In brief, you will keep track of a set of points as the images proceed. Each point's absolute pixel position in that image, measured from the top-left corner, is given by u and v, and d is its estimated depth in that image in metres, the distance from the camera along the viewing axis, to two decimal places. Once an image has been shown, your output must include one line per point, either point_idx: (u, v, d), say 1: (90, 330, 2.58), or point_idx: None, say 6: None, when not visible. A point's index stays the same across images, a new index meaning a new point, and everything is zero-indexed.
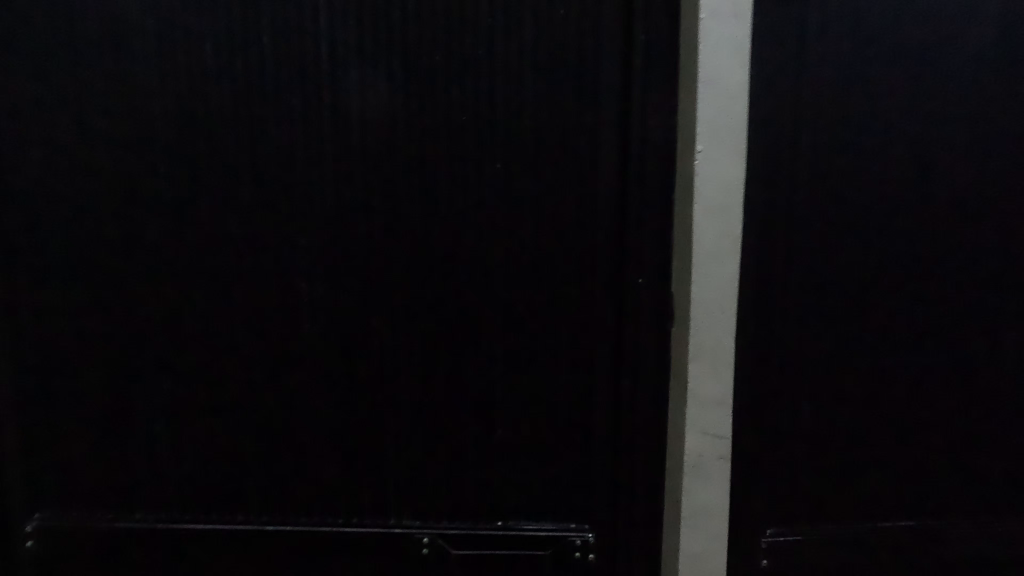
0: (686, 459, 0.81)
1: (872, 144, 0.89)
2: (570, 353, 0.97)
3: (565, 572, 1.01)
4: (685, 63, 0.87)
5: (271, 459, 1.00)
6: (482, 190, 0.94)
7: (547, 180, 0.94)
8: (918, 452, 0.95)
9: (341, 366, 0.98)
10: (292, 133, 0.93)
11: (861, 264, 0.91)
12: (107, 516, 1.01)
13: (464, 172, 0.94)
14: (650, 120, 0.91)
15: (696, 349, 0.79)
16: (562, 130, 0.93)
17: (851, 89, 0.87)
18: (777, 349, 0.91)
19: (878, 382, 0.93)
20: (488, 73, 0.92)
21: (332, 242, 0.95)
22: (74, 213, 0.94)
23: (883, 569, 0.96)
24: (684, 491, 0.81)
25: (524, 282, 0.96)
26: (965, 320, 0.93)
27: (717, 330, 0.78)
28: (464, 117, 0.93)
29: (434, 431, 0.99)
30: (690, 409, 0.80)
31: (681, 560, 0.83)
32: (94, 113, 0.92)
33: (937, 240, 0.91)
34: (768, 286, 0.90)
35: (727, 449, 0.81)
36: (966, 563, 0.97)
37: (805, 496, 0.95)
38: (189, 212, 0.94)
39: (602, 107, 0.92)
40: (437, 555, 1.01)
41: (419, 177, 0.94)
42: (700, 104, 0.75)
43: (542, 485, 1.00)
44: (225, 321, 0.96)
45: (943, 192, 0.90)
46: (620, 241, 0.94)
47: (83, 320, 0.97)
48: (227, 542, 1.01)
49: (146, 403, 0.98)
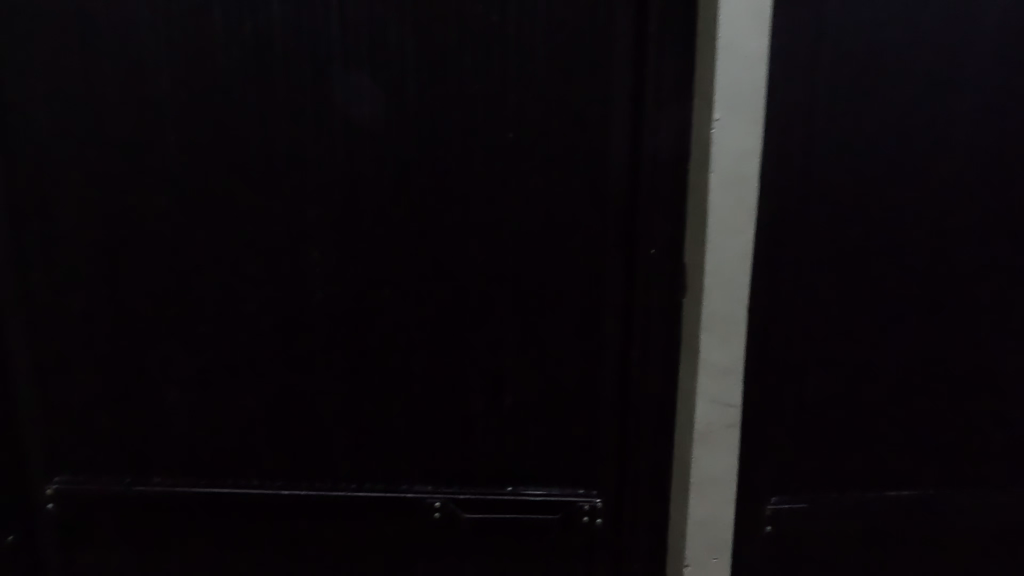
0: (696, 427, 0.82)
1: (888, 119, 0.87)
2: (580, 322, 0.98)
3: (573, 536, 1.03)
4: (702, 31, 0.85)
5: (284, 425, 1.01)
6: (493, 159, 0.93)
7: (559, 150, 0.93)
8: (925, 423, 0.96)
9: (350, 333, 0.99)
10: (303, 100, 0.92)
11: (874, 236, 0.91)
12: (125, 480, 1.03)
13: (475, 141, 0.93)
14: (664, 88, 0.89)
15: (708, 318, 0.79)
16: (575, 99, 0.91)
17: (870, 63, 0.86)
18: (787, 321, 0.92)
19: (887, 354, 0.94)
20: (500, 39, 0.90)
21: (342, 208, 0.95)
22: (84, 179, 0.94)
23: (886, 535, 0.98)
24: (694, 458, 0.82)
25: (535, 250, 0.96)
26: (977, 293, 0.93)
27: (730, 300, 0.78)
28: (475, 84, 0.91)
29: (443, 397, 1.00)
30: (702, 378, 0.81)
31: (689, 525, 0.84)
32: (102, 79, 0.91)
33: (952, 213, 0.90)
34: (779, 256, 0.90)
35: (738, 419, 0.81)
36: (968, 531, 0.98)
37: (811, 464, 0.96)
38: (199, 180, 0.94)
39: (615, 75, 0.90)
40: (447, 518, 1.03)
41: (429, 144, 0.93)
42: (718, 72, 0.73)
43: (551, 452, 1.01)
44: (237, 289, 0.97)
45: (957, 168, 0.89)
46: (632, 212, 0.94)
47: (96, 289, 0.97)
48: (242, 505, 1.03)
49: (160, 370, 0.99)
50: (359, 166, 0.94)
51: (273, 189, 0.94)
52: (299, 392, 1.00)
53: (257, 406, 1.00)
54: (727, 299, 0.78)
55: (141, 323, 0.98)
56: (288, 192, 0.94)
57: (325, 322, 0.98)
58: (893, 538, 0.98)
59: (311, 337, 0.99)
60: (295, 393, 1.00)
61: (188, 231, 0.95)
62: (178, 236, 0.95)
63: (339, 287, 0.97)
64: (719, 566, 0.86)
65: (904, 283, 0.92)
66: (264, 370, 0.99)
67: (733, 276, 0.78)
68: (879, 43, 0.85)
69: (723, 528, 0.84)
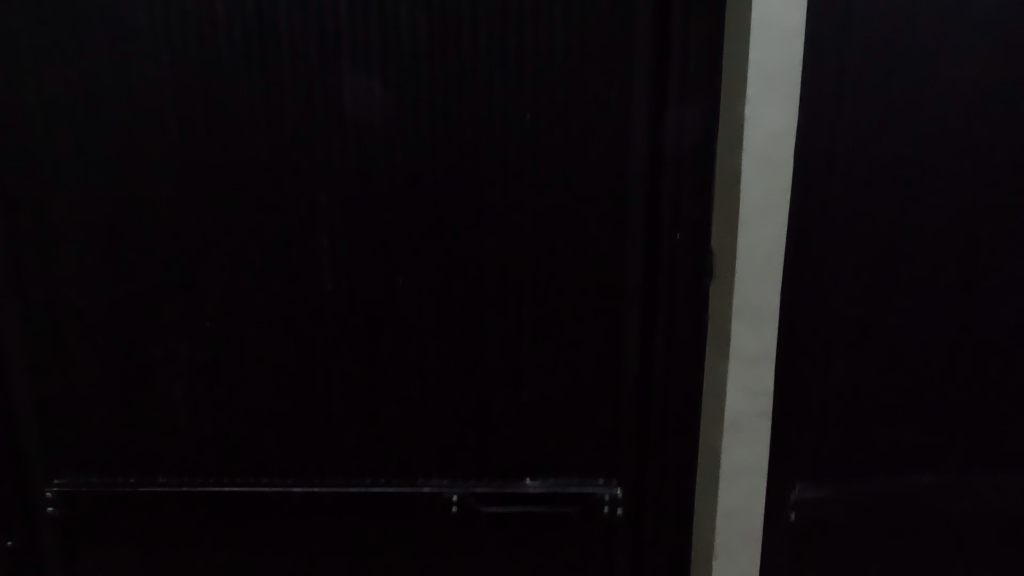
0: (726, 416, 0.80)
1: (918, 102, 0.85)
2: (602, 310, 0.95)
3: (593, 527, 1.01)
4: (731, 8, 0.82)
5: (295, 421, 0.98)
6: (510, 143, 0.90)
7: (579, 132, 0.89)
8: (946, 408, 0.95)
9: (365, 324, 0.95)
10: (310, 82, 0.87)
11: (903, 219, 0.88)
12: (130, 480, 0.99)
13: (491, 124, 0.89)
14: (688, 67, 0.86)
15: (740, 304, 0.77)
16: (595, 79, 0.88)
17: (900, 42, 0.83)
18: (813, 306, 0.90)
19: (913, 339, 0.92)
20: (517, 17, 0.86)
21: (355, 195, 0.91)
22: (80, 165, 0.89)
23: (908, 521, 0.97)
24: (723, 447, 0.81)
25: (555, 237, 0.93)
26: (1005, 275, 0.91)
27: (762, 286, 0.76)
28: (491, 64, 0.88)
29: (461, 389, 0.98)
30: (732, 366, 0.78)
31: (717, 515, 0.83)
32: (96, 61, 0.86)
33: (981, 195, 0.88)
34: (806, 240, 0.88)
35: (768, 407, 0.79)
36: (990, 515, 0.98)
37: (835, 451, 0.95)
38: (202, 167, 0.89)
39: (636, 54, 0.87)
40: (464, 512, 1.01)
41: (446, 127, 0.89)
42: (752, 47, 0.70)
43: (570, 443, 0.99)
44: (243, 281, 0.93)
45: (987, 151, 0.87)
46: (654, 197, 0.91)
47: (94, 282, 0.93)
48: (252, 504, 1.00)
49: (164, 366, 0.95)
50: (372, 150, 0.90)
51: (283, 176, 0.90)
52: (314, 387, 0.97)
53: (270, 401, 0.97)
54: (759, 285, 0.76)
55: (145, 316, 0.94)
56: (300, 179, 0.90)
57: (339, 314, 0.94)
58: (915, 523, 0.97)
59: (324, 328, 0.95)
60: (308, 387, 0.97)
61: (194, 220, 0.91)
62: (181, 226, 0.91)
63: (353, 276, 0.93)
64: (748, 554, 0.84)
65: (930, 268, 0.90)
66: (276, 364, 0.96)
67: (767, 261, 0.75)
68: (908, 23, 0.83)
69: (753, 517, 0.83)
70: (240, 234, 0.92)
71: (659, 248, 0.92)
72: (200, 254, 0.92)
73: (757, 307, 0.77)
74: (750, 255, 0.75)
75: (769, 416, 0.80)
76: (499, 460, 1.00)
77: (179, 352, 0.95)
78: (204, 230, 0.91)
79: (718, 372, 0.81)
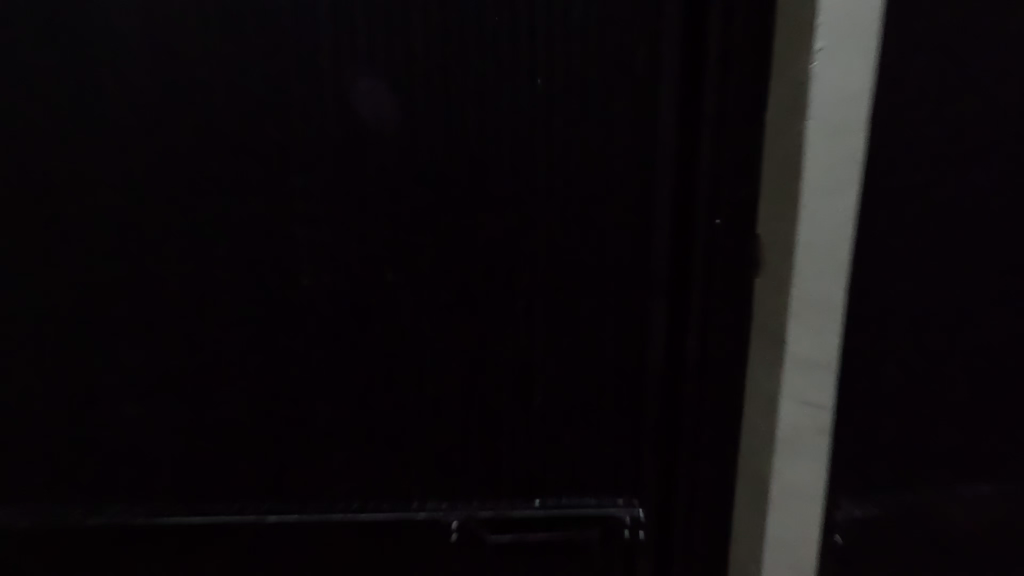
0: (779, 431, 0.68)
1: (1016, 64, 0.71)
2: (626, 307, 0.82)
3: (612, 554, 0.89)
4: None
5: (269, 438, 0.84)
6: (518, 112, 0.76)
7: (599, 100, 0.76)
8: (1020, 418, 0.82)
9: (356, 324, 0.81)
10: (280, 38, 0.73)
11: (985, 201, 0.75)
12: (77, 509, 0.85)
13: (497, 90, 0.76)
14: (736, 20, 0.72)
15: (800, 298, 0.64)
16: (618, 36, 0.74)
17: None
18: (875, 306, 0.76)
19: (986, 340, 0.79)
20: None
21: (343, 172, 0.77)
22: (15, 129, 0.74)
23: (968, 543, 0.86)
24: (775, 468, 0.69)
25: (578, 221, 0.79)
26: None
27: (826, 280, 0.64)
28: (497, 19, 0.74)
29: (466, 398, 0.85)
30: (788, 373, 0.66)
31: (766, 545, 0.71)
32: (18, 11, 0.71)
33: None
34: (872, 228, 0.74)
35: (829, 422, 0.68)
36: None
37: (891, 469, 0.82)
38: (152, 140, 0.75)
39: (669, 7, 0.74)
40: (466, 540, 0.88)
41: (450, 90, 0.75)
42: None
43: (586, 459, 0.87)
44: (205, 277, 0.79)
45: None
46: (686, 175, 0.78)
47: (27, 278, 0.78)
48: (221, 534, 0.86)
49: (115, 376, 0.81)
50: (363, 117, 0.75)
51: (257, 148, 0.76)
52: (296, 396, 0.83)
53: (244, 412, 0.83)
54: (824, 276, 0.64)
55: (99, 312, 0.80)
56: (278, 151, 0.76)
57: (326, 311, 0.81)
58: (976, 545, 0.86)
59: (308, 329, 0.81)
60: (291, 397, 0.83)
61: (154, 199, 0.77)
62: (129, 212, 0.77)
63: (341, 268, 0.80)
64: None
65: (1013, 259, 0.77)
66: (253, 371, 0.82)
67: (835, 247, 0.63)
68: None
69: (809, 542, 0.71)
70: (207, 216, 0.77)
71: (698, 236, 0.79)
72: (163, 239, 0.78)
73: (823, 302, 0.64)
74: (815, 240, 0.63)
75: (829, 432, 0.68)
76: (510, 478, 0.87)
77: (139, 355, 0.81)
78: (166, 211, 0.77)
79: (768, 380, 0.69)
